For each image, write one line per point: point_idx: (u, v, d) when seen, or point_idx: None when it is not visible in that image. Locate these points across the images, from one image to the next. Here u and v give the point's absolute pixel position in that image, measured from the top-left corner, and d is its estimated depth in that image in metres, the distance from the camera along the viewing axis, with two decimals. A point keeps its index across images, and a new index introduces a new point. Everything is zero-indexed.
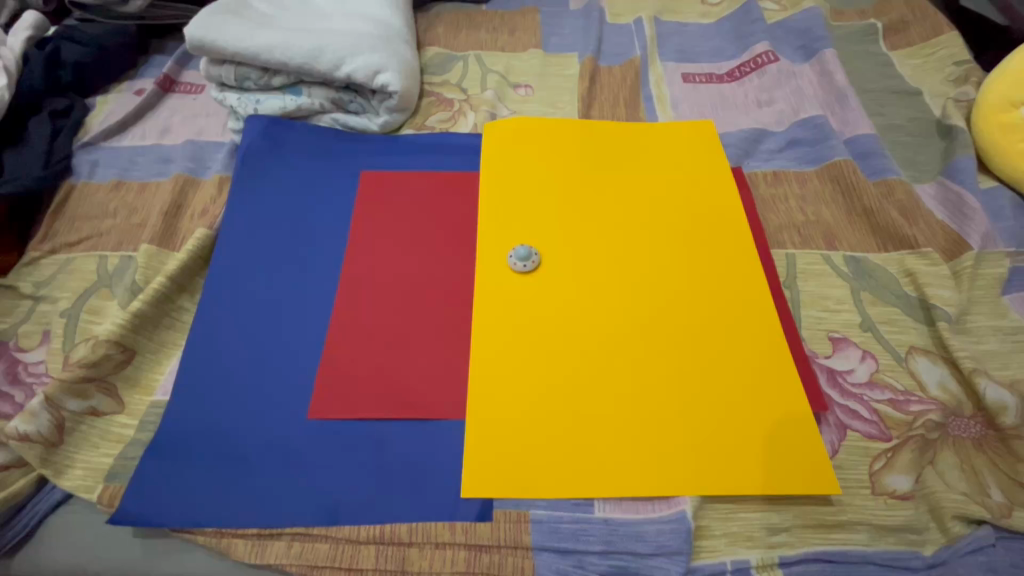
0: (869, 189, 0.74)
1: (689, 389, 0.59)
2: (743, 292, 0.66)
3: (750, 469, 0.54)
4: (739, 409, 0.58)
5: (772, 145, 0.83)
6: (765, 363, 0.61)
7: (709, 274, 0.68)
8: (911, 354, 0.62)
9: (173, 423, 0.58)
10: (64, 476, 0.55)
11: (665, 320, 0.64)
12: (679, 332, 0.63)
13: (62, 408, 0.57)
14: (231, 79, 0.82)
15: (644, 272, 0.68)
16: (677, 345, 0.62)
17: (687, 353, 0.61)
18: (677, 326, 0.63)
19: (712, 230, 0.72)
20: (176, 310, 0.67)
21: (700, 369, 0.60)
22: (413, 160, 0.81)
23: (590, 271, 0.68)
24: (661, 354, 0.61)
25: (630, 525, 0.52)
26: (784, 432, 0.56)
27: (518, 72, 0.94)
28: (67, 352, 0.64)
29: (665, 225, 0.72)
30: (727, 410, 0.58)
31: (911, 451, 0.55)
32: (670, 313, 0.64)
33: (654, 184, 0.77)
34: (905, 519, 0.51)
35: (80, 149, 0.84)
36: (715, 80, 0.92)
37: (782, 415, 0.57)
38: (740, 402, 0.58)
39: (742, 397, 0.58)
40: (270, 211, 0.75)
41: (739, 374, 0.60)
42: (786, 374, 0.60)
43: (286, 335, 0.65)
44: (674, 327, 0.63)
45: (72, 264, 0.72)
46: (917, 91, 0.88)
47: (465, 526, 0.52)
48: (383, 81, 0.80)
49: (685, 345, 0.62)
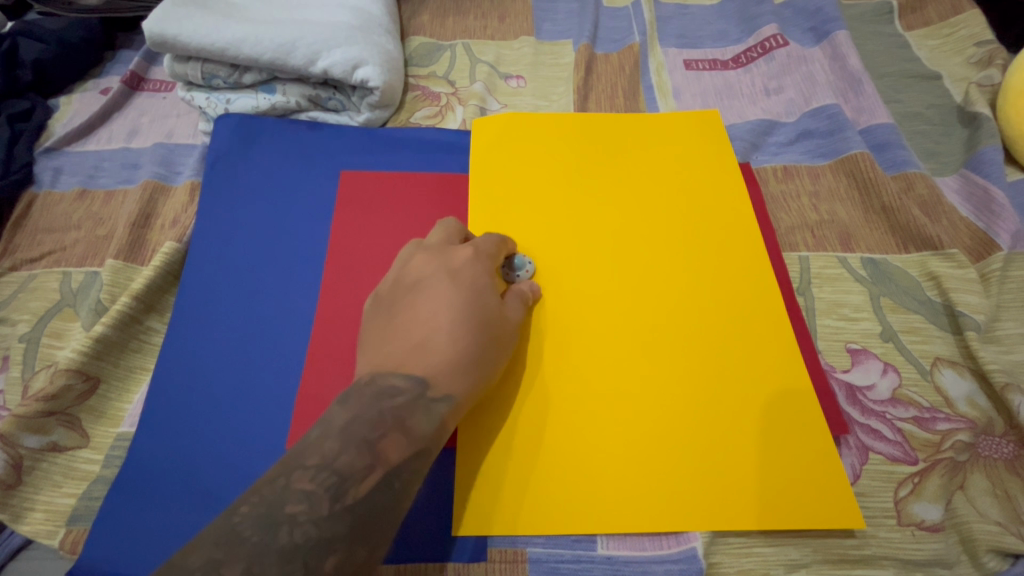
0: (889, 184, 0.69)
1: (699, 407, 0.55)
2: (755, 299, 0.61)
3: (766, 497, 0.50)
4: (754, 427, 0.54)
5: (781, 137, 0.77)
6: (779, 378, 0.56)
7: (716, 279, 0.63)
8: (936, 366, 0.58)
9: (141, 459, 0.54)
10: (23, 520, 0.51)
11: (670, 333, 0.59)
12: (686, 345, 0.58)
13: (19, 446, 0.54)
14: (198, 77, 0.76)
15: (647, 278, 0.63)
16: (684, 358, 0.57)
17: (694, 368, 0.57)
18: (684, 338, 0.59)
19: (718, 233, 0.67)
20: (144, 331, 0.62)
21: (711, 385, 0.56)
22: (398, 160, 0.75)
23: (589, 280, 0.63)
24: (666, 370, 0.57)
25: (635, 563, 0.49)
26: (804, 455, 0.52)
27: (509, 62, 0.88)
28: (27, 381, 0.59)
29: (668, 226, 0.67)
30: (741, 430, 0.53)
31: (940, 476, 0.51)
32: (676, 323, 0.60)
33: (655, 182, 0.72)
34: (934, 553, 0.48)
35: (41, 154, 0.79)
36: (720, 66, 0.86)
37: (801, 437, 0.53)
38: (755, 421, 0.54)
39: (755, 416, 0.54)
40: (245, 220, 0.70)
41: (751, 390, 0.56)
42: (802, 389, 0.56)
43: (262, 357, 0.60)
44: (681, 339, 0.59)
45: (33, 283, 0.67)
46: (935, 75, 0.83)
47: (457, 566, 0.49)
48: (363, 76, 0.74)
49: (692, 359, 0.57)
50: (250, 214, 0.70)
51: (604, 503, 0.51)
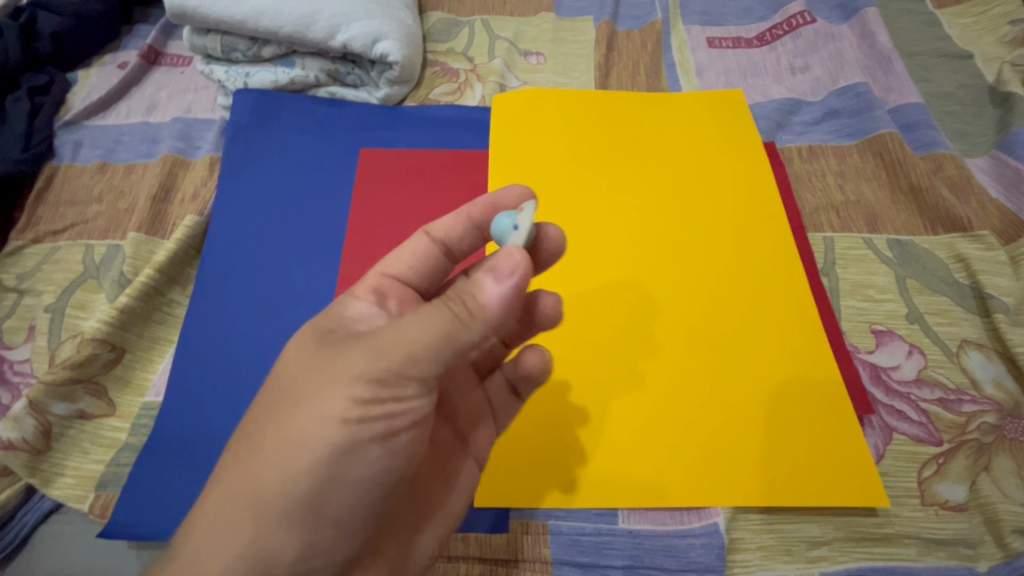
0: (918, 165, 0.68)
1: (706, 393, 0.54)
2: (769, 284, 0.60)
3: (777, 480, 0.50)
4: (762, 413, 0.53)
5: (807, 117, 0.76)
6: (790, 365, 0.55)
7: (729, 264, 0.62)
8: (963, 348, 0.57)
9: (167, 428, 0.55)
10: (54, 485, 0.52)
11: (687, 311, 0.59)
12: (703, 323, 0.58)
13: (47, 413, 0.54)
14: (217, 50, 0.75)
15: (662, 258, 0.63)
16: (696, 339, 0.57)
17: (712, 347, 0.57)
18: (701, 316, 0.59)
19: (735, 215, 0.66)
20: (167, 304, 0.63)
21: (719, 373, 0.55)
22: (417, 136, 0.75)
23: (604, 262, 0.62)
24: (684, 348, 0.57)
25: (656, 537, 0.49)
26: (813, 441, 0.52)
27: (528, 39, 0.87)
28: (53, 350, 0.60)
29: (681, 210, 0.66)
30: (748, 416, 0.53)
31: (965, 457, 0.51)
32: (686, 309, 0.59)
33: (671, 164, 0.70)
34: (957, 533, 0.48)
35: (61, 128, 0.78)
36: (744, 44, 0.84)
37: (812, 423, 0.53)
38: (763, 407, 0.53)
39: (773, 396, 0.54)
40: (265, 195, 0.70)
41: (760, 377, 0.55)
42: (816, 375, 0.55)
43: (286, 329, 0.60)
44: (691, 327, 0.58)
45: (56, 255, 0.67)
46: (966, 54, 0.80)
47: (478, 537, 0.49)
48: (383, 50, 0.73)
49: (710, 338, 0.57)
50: (270, 188, 0.70)
51: (615, 484, 0.51)
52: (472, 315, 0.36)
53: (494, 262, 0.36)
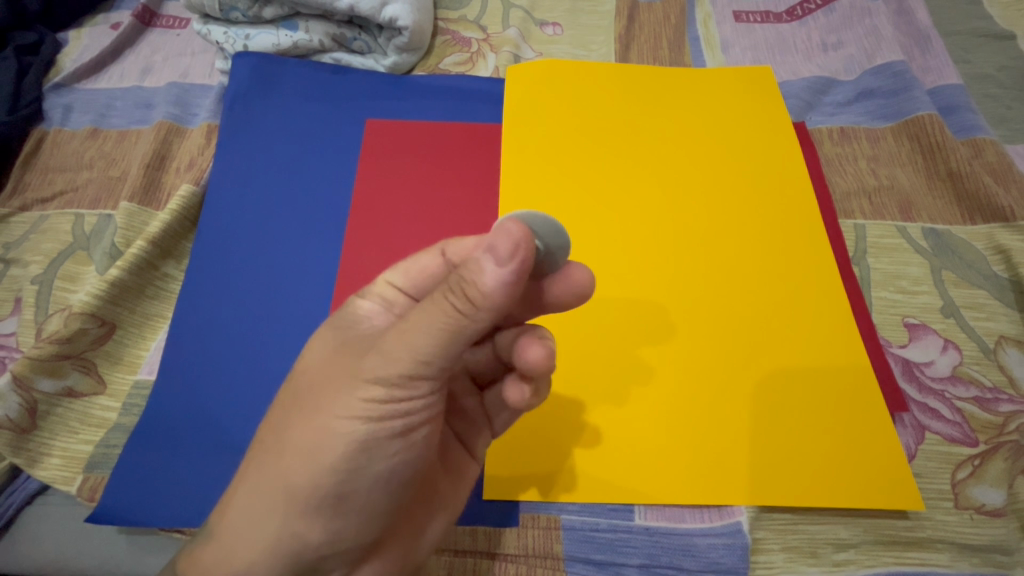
0: (958, 150, 0.64)
1: (720, 383, 0.52)
2: (776, 271, 0.57)
3: (766, 475, 0.48)
4: (745, 407, 0.51)
5: (840, 97, 0.71)
6: (772, 354, 0.53)
7: (725, 250, 0.59)
8: (1001, 344, 0.54)
9: (156, 411, 0.52)
10: (40, 466, 0.50)
11: (701, 296, 0.56)
12: (716, 310, 0.55)
13: (33, 389, 0.52)
14: (216, 9, 0.71)
15: (674, 241, 0.60)
16: (710, 327, 0.54)
17: (727, 336, 0.54)
18: (715, 302, 0.56)
19: (750, 197, 0.62)
20: (160, 278, 0.60)
21: (725, 365, 0.52)
22: (427, 108, 0.71)
23: (604, 244, 0.59)
24: (695, 336, 0.54)
25: (674, 536, 0.47)
26: (805, 434, 0.50)
27: (545, 7, 0.82)
28: (39, 324, 0.57)
29: (671, 187, 0.63)
30: (728, 406, 0.51)
31: (1003, 460, 0.48)
32: (664, 290, 0.56)
33: (665, 138, 0.67)
34: (993, 538, 0.45)
35: (51, 90, 0.74)
36: (773, 19, 0.79)
37: (800, 412, 0.50)
38: (745, 396, 0.51)
39: (791, 388, 0.51)
40: (264, 165, 0.66)
41: (745, 364, 0.52)
42: (811, 365, 0.52)
43: (288, 308, 0.57)
44: (696, 317, 0.55)
45: (45, 223, 0.64)
46: (1008, 34, 0.76)
47: (487, 531, 0.47)
48: (392, 14, 0.69)
49: (725, 326, 0.54)
50: (269, 158, 0.66)
51: (608, 478, 0.49)
52: (474, 306, 0.33)
53: (493, 242, 0.33)
